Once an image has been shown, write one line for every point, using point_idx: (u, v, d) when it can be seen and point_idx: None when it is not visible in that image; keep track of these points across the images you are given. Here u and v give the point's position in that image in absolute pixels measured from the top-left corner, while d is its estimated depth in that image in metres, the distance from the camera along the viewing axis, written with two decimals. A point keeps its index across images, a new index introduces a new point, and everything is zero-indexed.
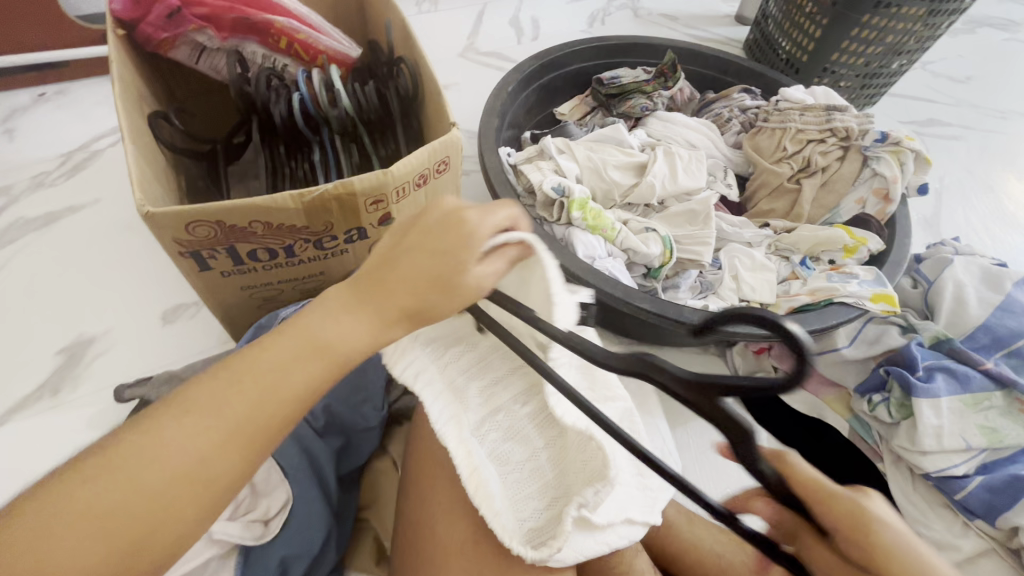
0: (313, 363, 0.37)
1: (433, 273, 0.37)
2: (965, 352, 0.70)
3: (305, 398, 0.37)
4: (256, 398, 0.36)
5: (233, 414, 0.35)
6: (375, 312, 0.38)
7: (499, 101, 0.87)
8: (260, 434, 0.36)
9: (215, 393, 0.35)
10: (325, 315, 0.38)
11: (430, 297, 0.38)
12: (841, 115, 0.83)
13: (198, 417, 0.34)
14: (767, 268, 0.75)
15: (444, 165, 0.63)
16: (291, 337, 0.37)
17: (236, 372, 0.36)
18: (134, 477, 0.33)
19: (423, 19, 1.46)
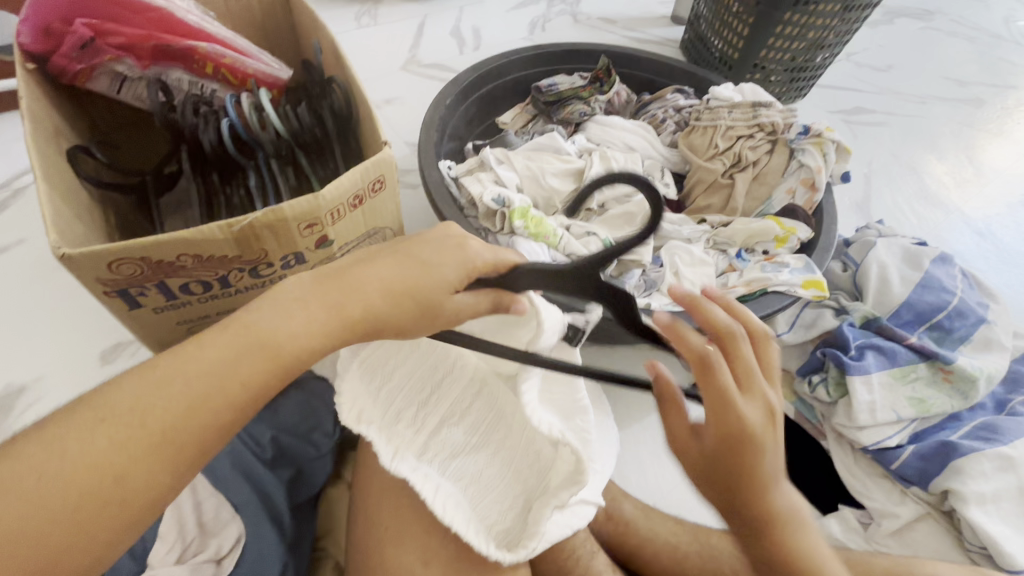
0: (252, 361, 0.37)
1: (405, 283, 0.40)
2: (892, 329, 0.74)
3: (244, 400, 0.37)
4: (186, 400, 0.35)
5: (159, 418, 0.35)
6: (330, 313, 0.39)
7: (438, 114, 0.87)
8: (192, 441, 0.36)
9: (142, 393, 0.35)
10: (273, 309, 0.38)
11: (407, 316, 0.41)
12: (766, 111, 0.87)
13: (116, 424, 0.34)
14: (706, 263, 0.77)
15: (380, 184, 0.63)
16: (229, 334, 0.37)
17: (167, 371, 0.36)
18: (59, 481, 0.33)
19: (362, 33, 1.45)
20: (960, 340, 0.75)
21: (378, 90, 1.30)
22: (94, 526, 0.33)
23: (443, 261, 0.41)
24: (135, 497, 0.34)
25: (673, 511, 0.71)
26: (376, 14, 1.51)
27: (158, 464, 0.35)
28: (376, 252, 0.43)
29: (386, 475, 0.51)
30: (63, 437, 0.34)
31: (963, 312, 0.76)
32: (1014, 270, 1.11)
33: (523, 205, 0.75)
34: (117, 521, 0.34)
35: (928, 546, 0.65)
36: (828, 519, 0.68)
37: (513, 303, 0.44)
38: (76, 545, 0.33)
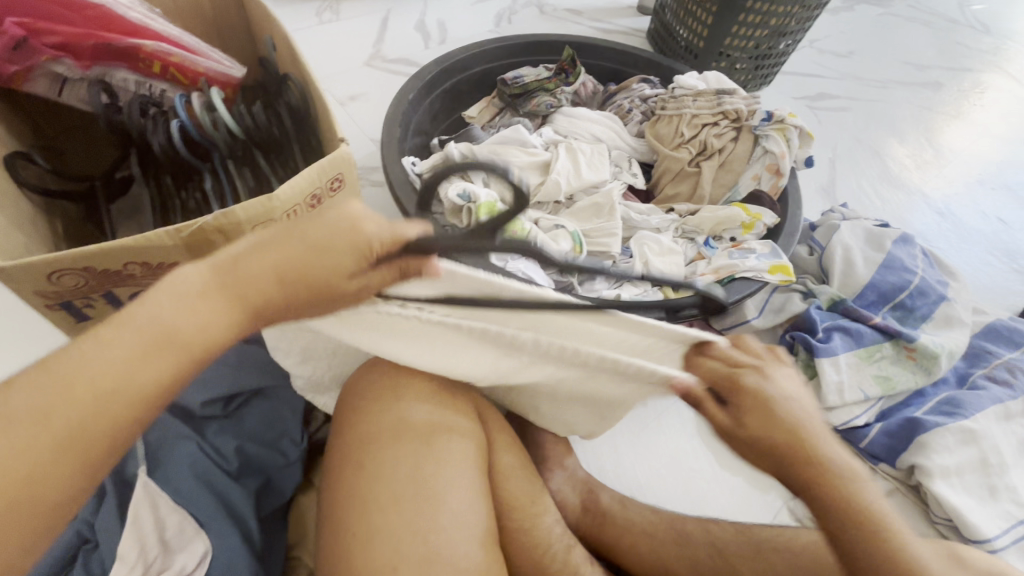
0: (152, 360, 0.35)
1: (302, 267, 0.38)
2: (857, 310, 0.75)
3: (149, 402, 0.36)
4: (86, 412, 0.34)
5: (53, 430, 0.33)
6: (233, 304, 0.37)
7: (401, 110, 0.85)
8: (95, 449, 0.34)
9: (31, 410, 0.33)
10: (169, 307, 0.36)
11: (308, 297, 0.39)
12: (730, 98, 0.87)
13: (5, 440, 0.32)
14: (674, 252, 0.78)
15: (339, 182, 0.61)
16: (121, 334, 0.35)
17: (57, 380, 0.34)
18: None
19: (323, 30, 1.41)
20: (922, 318, 0.77)
21: (341, 87, 1.27)
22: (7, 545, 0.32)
23: (336, 250, 0.38)
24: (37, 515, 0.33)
25: (652, 501, 0.71)
26: (338, 9, 1.47)
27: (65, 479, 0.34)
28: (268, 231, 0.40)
29: (354, 481, 0.50)
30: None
31: (923, 291, 0.77)
32: (973, 248, 1.14)
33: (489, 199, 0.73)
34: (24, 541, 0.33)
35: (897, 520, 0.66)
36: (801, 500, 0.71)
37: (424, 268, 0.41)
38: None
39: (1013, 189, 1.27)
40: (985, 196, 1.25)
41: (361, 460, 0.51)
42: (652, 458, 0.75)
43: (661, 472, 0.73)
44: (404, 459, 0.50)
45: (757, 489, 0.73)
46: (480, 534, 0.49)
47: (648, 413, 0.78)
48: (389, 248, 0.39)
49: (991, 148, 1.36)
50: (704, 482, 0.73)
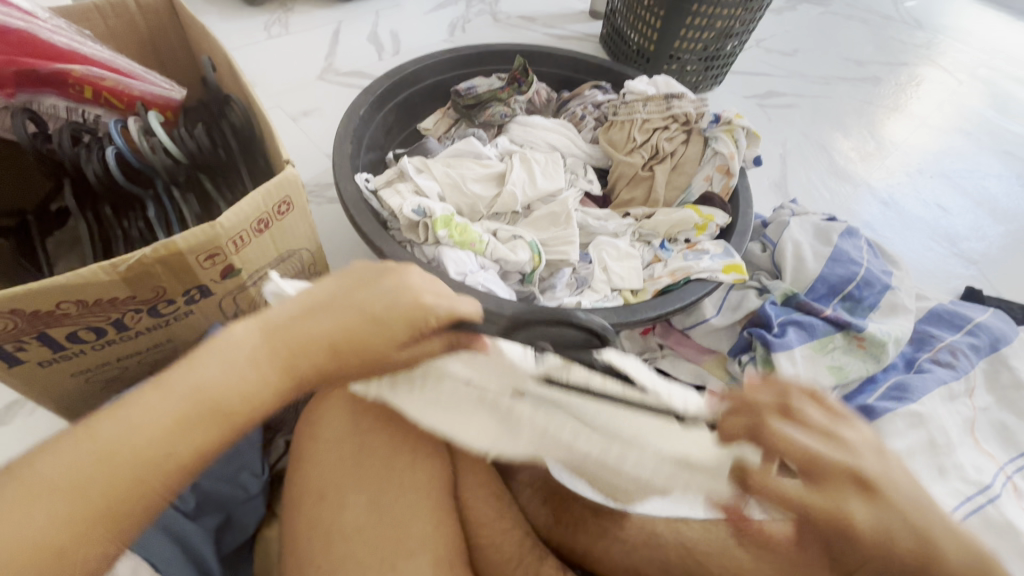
0: (196, 427, 0.35)
1: (353, 337, 0.39)
2: (809, 304, 0.78)
3: (192, 467, 0.35)
4: (132, 469, 0.33)
5: (99, 490, 0.33)
6: (281, 373, 0.37)
7: (352, 126, 0.84)
8: (137, 512, 0.34)
9: (80, 467, 0.33)
10: (222, 365, 0.36)
11: (349, 369, 0.39)
12: (678, 102, 0.88)
13: (54, 501, 0.32)
14: (632, 255, 0.79)
15: (286, 206, 0.60)
16: (173, 396, 0.35)
17: (109, 442, 0.34)
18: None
19: (272, 44, 1.38)
20: (870, 307, 0.80)
21: (293, 102, 1.24)
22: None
23: (388, 316, 0.40)
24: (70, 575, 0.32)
25: None
26: (287, 22, 1.44)
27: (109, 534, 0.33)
28: (323, 300, 0.41)
29: (315, 510, 0.48)
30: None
31: (869, 281, 0.80)
32: (916, 235, 1.20)
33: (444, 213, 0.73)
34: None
35: None
36: None
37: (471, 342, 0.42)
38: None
39: (950, 177, 1.34)
40: (925, 184, 1.31)
41: (322, 488, 0.49)
42: None
43: None
44: (366, 482, 0.49)
45: None
46: (446, 559, 0.47)
47: None
48: (445, 323, 0.42)
49: (928, 138, 1.43)
50: None
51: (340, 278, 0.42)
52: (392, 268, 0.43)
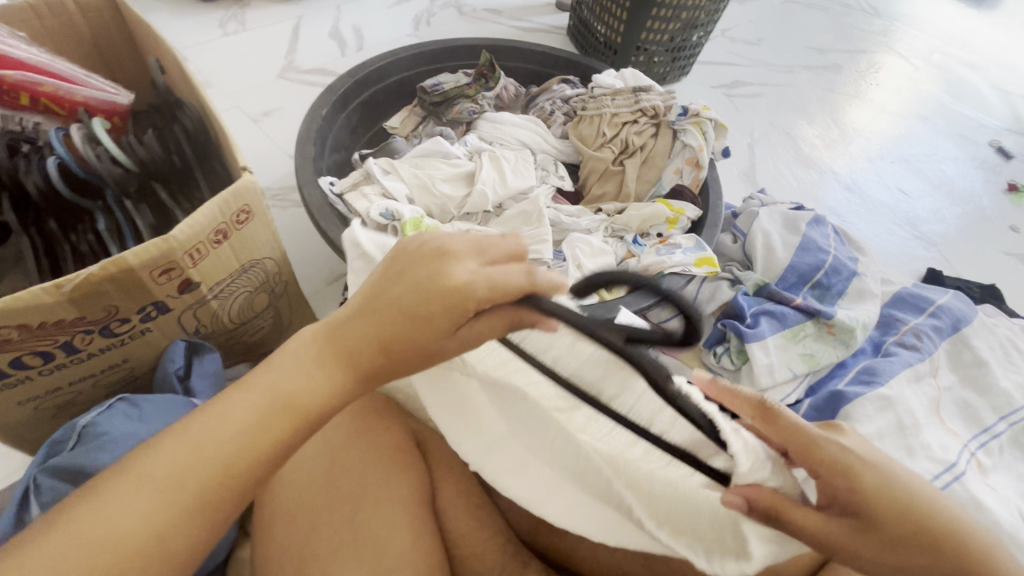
0: (274, 421, 0.37)
1: (402, 333, 0.38)
2: (780, 293, 0.79)
3: (273, 460, 0.37)
4: (222, 459, 0.35)
5: (197, 479, 0.35)
6: (346, 370, 0.39)
7: (314, 127, 0.81)
8: (228, 499, 0.36)
9: (179, 458, 0.35)
10: (291, 365, 0.38)
11: (407, 364, 0.39)
12: (646, 95, 0.88)
13: (158, 488, 0.34)
14: (605, 252, 0.78)
15: (246, 214, 0.58)
16: (251, 393, 0.37)
17: (199, 436, 0.36)
18: (73, 565, 0.31)
19: (229, 41, 1.33)
20: (838, 294, 0.81)
21: (253, 102, 1.20)
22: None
23: (432, 303, 0.37)
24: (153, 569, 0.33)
25: None
26: (244, 19, 1.39)
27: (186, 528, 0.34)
28: (377, 295, 0.39)
29: (284, 533, 0.47)
30: (78, 523, 0.32)
31: (837, 268, 0.82)
32: (879, 219, 1.23)
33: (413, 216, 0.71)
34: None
35: None
36: None
37: (537, 321, 0.38)
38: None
39: (910, 161, 1.38)
40: (887, 169, 1.34)
41: (292, 507, 0.48)
42: None
43: None
44: (338, 503, 0.48)
45: None
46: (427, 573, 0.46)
47: None
48: (493, 300, 0.37)
49: (888, 124, 1.46)
50: None
51: (386, 264, 0.41)
52: (437, 249, 0.39)
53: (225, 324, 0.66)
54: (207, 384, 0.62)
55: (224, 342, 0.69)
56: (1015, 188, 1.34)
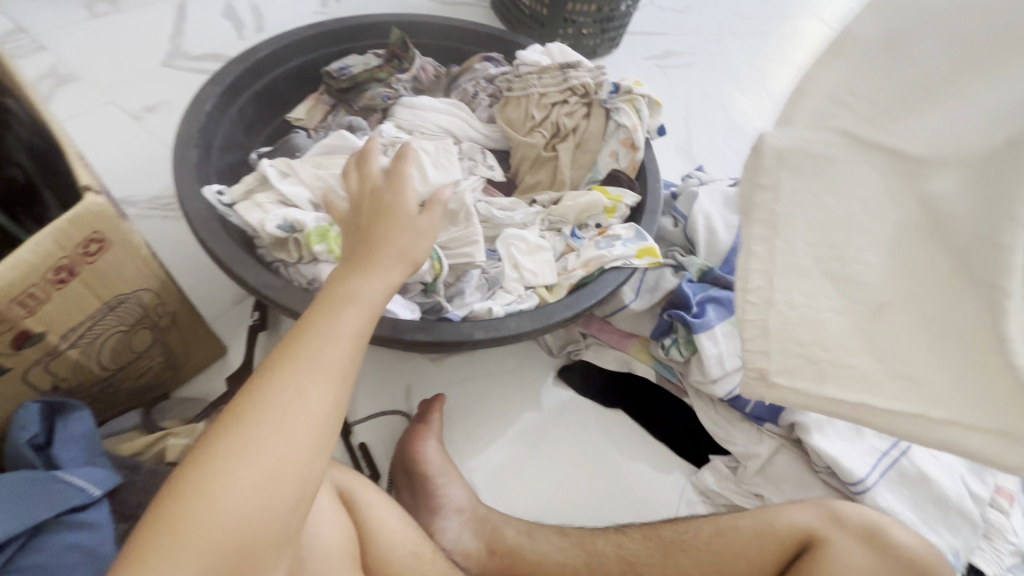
0: (350, 313, 0.46)
1: (383, 223, 0.53)
2: (725, 278, 0.76)
3: (359, 336, 0.45)
4: (325, 339, 0.43)
5: (314, 358, 0.42)
6: (384, 267, 0.50)
7: (195, 125, 0.69)
8: (342, 370, 0.43)
9: (293, 349, 0.42)
10: (346, 280, 0.48)
11: (404, 242, 0.52)
12: (574, 72, 0.81)
13: (291, 372, 0.41)
14: (542, 248, 0.72)
15: (99, 243, 0.47)
16: (326, 304, 0.46)
17: (298, 336, 0.43)
18: (255, 431, 0.38)
19: (99, 25, 1.14)
20: None
21: (133, 96, 1.03)
22: (292, 453, 0.38)
23: (377, 209, 0.55)
24: (306, 428, 0.40)
25: (559, 521, 0.69)
26: None
27: (319, 390, 0.41)
28: (353, 229, 0.55)
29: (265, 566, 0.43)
30: (229, 421, 0.39)
31: None
32: None
33: (316, 225, 0.61)
34: (315, 442, 0.40)
35: (787, 475, 0.71)
36: (702, 473, 0.73)
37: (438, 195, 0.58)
38: (284, 480, 0.38)
39: None
40: None
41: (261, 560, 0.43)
42: (554, 468, 0.73)
43: (567, 480, 0.72)
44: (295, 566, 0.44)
45: (660, 473, 0.74)
46: None
47: (548, 419, 0.76)
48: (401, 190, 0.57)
49: None
50: (607, 481, 0.73)
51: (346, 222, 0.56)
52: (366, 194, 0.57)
53: (95, 372, 0.55)
54: (77, 450, 0.51)
55: (101, 393, 0.58)
56: None
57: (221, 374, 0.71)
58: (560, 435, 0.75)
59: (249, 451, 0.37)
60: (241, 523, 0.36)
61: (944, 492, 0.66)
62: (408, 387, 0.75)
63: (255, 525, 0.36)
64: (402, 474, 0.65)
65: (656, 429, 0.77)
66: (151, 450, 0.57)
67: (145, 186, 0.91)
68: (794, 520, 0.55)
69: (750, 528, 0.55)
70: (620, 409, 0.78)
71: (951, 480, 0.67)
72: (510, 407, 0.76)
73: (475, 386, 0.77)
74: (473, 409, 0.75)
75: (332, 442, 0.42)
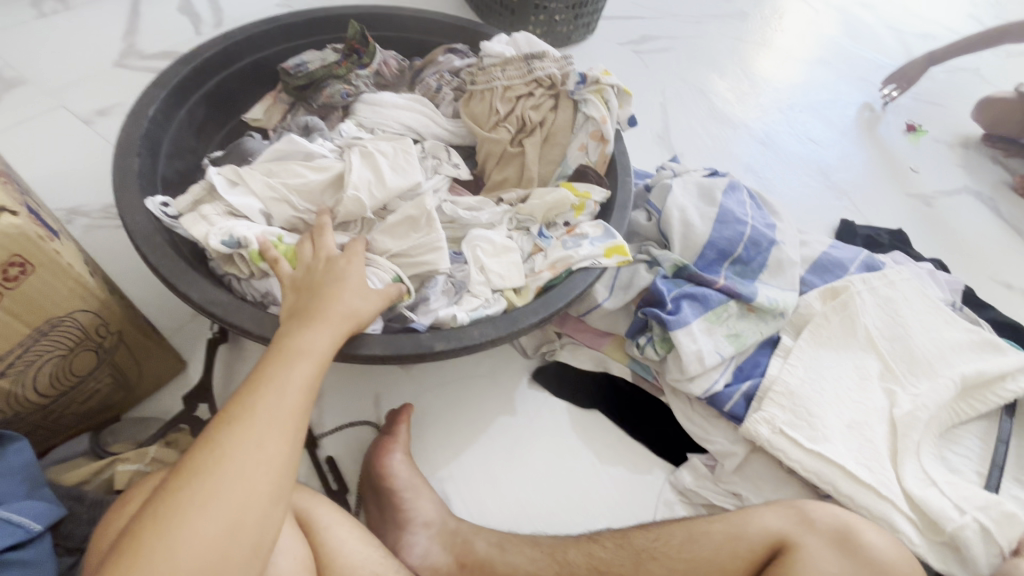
0: (302, 363, 0.45)
1: (333, 282, 0.52)
2: (700, 275, 0.74)
3: (312, 386, 0.45)
4: (277, 390, 0.43)
5: (266, 409, 0.42)
6: (335, 321, 0.49)
7: (137, 131, 0.66)
8: (295, 422, 0.43)
9: (245, 400, 0.42)
10: (297, 329, 0.48)
11: (357, 301, 0.52)
12: (540, 63, 0.78)
13: (243, 424, 0.41)
14: (509, 249, 0.70)
15: (19, 264, 0.44)
16: (278, 355, 0.45)
17: (250, 388, 0.43)
18: (208, 486, 0.38)
19: (48, 24, 1.09)
20: (759, 269, 0.77)
21: (85, 99, 0.99)
22: (245, 516, 0.38)
23: (327, 270, 0.54)
24: (259, 486, 0.39)
25: (534, 529, 0.67)
26: None
27: (272, 445, 0.41)
28: (300, 287, 0.53)
29: None
30: (177, 486, 0.38)
31: (756, 240, 0.77)
32: (793, 172, 1.22)
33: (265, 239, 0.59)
34: (270, 495, 0.39)
35: (764, 473, 0.70)
36: (680, 472, 0.71)
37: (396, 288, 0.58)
38: (236, 544, 0.37)
39: (818, 109, 1.37)
40: (795, 118, 1.33)
41: None
42: (529, 474, 0.71)
43: (543, 485, 0.70)
44: None
45: (636, 473, 0.73)
46: None
47: (521, 423, 0.74)
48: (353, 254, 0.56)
49: (794, 71, 1.45)
50: (584, 484, 0.71)
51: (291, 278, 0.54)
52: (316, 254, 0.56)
53: (33, 400, 0.52)
54: (15, 484, 0.48)
55: (44, 419, 0.56)
56: (913, 128, 1.36)
57: (179, 390, 0.68)
58: (535, 440, 0.73)
59: (199, 517, 0.37)
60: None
61: (933, 509, 0.63)
62: (377, 396, 0.73)
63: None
64: (369, 488, 0.62)
65: (633, 429, 0.75)
66: (99, 477, 0.55)
67: (99, 193, 0.87)
68: (763, 523, 0.55)
69: (721, 533, 0.55)
70: (596, 410, 0.76)
71: (938, 497, 0.64)
72: (483, 411, 0.74)
73: (448, 392, 0.75)
74: (444, 417, 0.73)
75: (287, 497, 0.41)
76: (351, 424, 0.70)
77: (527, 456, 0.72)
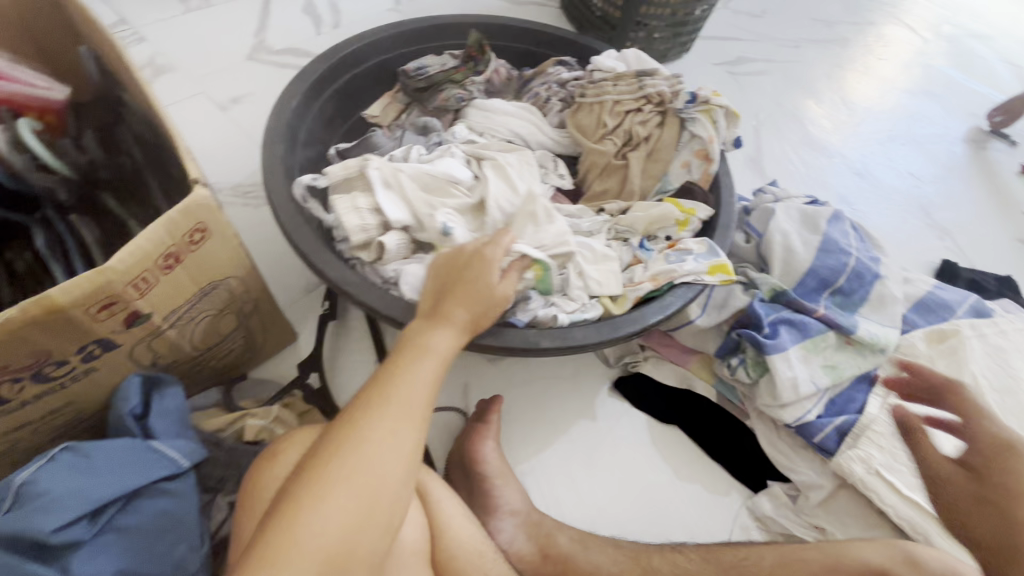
0: (430, 360, 0.49)
1: (461, 279, 0.55)
2: (800, 301, 0.73)
3: (436, 383, 0.49)
4: (409, 383, 0.47)
5: (398, 400, 0.46)
6: (460, 322, 0.53)
7: (281, 122, 0.72)
8: (422, 415, 0.47)
9: (381, 390, 0.46)
10: (426, 328, 0.52)
11: (482, 301, 0.54)
12: (651, 80, 0.80)
13: (379, 411, 0.45)
14: (609, 257, 0.71)
15: (201, 232, 0.50)
16: (409, 350, 0.50)
17: (384, 379, 0.47)
18: (347, 464, 0.42)
19: (193, 18, 1.21)
20: (859, 302, 0.75)
21: (220, 87, 1.09)
22: (377, 497, 0.42)
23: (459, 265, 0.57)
24: (390, 471, 0.43)
25: (610, 533, 0.69)
26: None
27: (403, 435, 0.45)
28: (435, 279, 0.57)
29: None
30: (323, 461, 0.42)
31: (860, 273, 0.75)
32: (891, 207, 1.17)
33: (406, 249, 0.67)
34: (398, 480, 0.44)
35: (850, 511, 0.68)
36: (759, 498, 0.71)
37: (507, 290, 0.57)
38: (368, 520, 0.42)
39: (921, 142, 1.31)
40: (896, 151, 1.28)
41: None
42: (606, 479, 0.72)
43: (619, 492, 0.72)
44: None
45: (714, 494, 0.73)
46: None
47: (602, 429, 0.76)
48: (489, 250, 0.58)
49: (898, 101, 1.39)
50: (660, 495, 0.72)
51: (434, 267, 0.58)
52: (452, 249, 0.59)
53: (185, 351, 0.59)
54: (169, 423, 0.55)
55: (188, 370, 0.62)
56: None
57: (292, 358, 0.74)
58: (615, 447, 0.74)
59: (343, 489, 0.41)
60: (330, 560, 0.40)
61: None
62: (466, 385, 0.77)
63: (346, 557, 0.40)
64: (460, 470, 0.66)
65: (713, 449, 0.75)
66: (232, 427, 0.61)
67: (231, 174, 0.96)
68: (861, 557, 0.54)
69: (817, 561, 0.54)
70: (675, 425, 0.77)
71: None
72: (565, 412, 0.76)
73: (533, 389, 0.78)
74: (527, 414, 0.76)
75: (410, 484, 0.45)
76: (441, 408, 0.74)
77: (606, 461, 0.73)
